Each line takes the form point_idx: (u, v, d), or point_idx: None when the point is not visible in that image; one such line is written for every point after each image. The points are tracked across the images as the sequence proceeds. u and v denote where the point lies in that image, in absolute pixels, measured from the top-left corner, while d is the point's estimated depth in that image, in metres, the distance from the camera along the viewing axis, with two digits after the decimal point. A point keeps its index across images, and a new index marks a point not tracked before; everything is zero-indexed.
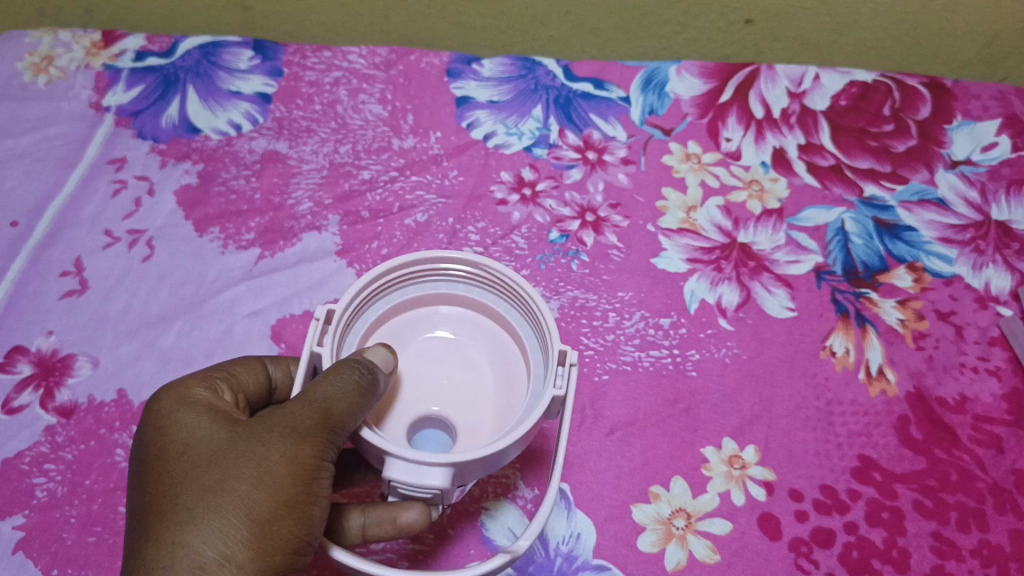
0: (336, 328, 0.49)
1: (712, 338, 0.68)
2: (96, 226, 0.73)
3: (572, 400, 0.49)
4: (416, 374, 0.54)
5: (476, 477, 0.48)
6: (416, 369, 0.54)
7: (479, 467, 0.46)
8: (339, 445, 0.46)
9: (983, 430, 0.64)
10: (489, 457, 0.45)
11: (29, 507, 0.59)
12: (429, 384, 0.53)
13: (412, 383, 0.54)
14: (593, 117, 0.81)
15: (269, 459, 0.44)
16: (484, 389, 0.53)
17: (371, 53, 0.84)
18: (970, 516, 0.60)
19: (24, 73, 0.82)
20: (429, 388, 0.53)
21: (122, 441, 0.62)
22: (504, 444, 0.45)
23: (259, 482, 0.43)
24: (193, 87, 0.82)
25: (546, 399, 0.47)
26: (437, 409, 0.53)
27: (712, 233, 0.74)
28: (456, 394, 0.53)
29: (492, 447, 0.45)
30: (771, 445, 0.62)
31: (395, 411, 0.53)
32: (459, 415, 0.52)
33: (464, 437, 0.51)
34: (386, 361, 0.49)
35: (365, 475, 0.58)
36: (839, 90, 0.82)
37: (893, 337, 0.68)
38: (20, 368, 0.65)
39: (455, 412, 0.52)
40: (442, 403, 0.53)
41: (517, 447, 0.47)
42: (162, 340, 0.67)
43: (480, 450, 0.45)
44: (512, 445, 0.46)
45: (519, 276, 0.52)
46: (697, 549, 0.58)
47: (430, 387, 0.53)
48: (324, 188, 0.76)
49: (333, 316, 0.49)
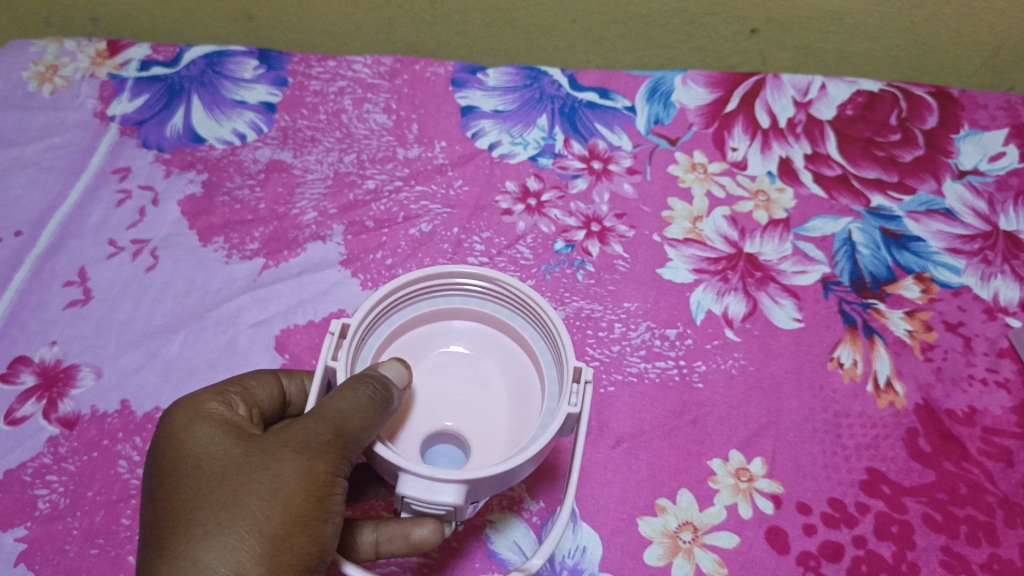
0: (351, 343, 0.49)
1: (719, 349, 0.67)
2: (101, 236, 0.73)
3: (586, 418, 0.48)
4: (429, 389, 0.54)
5: (489, 495, 0.48)
6: (429, 383, 0.54)
7: (492, 484, 0.46)
8: (352, 461, 0.46)
9: (992, 442, 0.63)
10: (503, 474, 0.45)
11: (31, 518, 0.59)
12: (442, 399, 0.53)
13: (425, 397, 0.53)
14: (599, 126, 0.81)
15: (283, 474, 0.43)
16: (498, 404, 0.53)
17: (375, 63, 0.84)
18: (980, 530, 0.59)
19: (29, 83, 0.82)
20: (442, 403, 0.53)
21: (125, 452, 0.62)
22: (517, 461, 0.45)
23: (272, 497, 0.42)
24: (198, 96, 0.82)
25: (560, 417, 0.47)
26: (451, 424, 0.52)
27: (718, 243, 0.73)
28: (470, 409, 0.53)
29: (504, 465, 0.44)
30: (778, 457, 0.62)
31: (407, 426, 0.52)
32: (474, 431, 0.52)
33: (478, 453, 0.51)
34: (399, 376, 0.48)
35: (377, 490, 0.57)
36: (846, 100, 0.81)
37: (901, 348, 0.67)
38: (23, 378, 0.65)
39: (470, 427, 0.52)
40: (456, 418, 0.52)
41: (530, 464, 0.47)
42: (165, 351, 0.67)
43: (493, 467, 0.44)
44: (525, 463, 0.45)
45: (534, 291, 0.52)
46: (704, 563, 0.57)
47: (443, 402, 0.53)
48: (328, 198, 0.76)
49: (348, 331, 0.49)
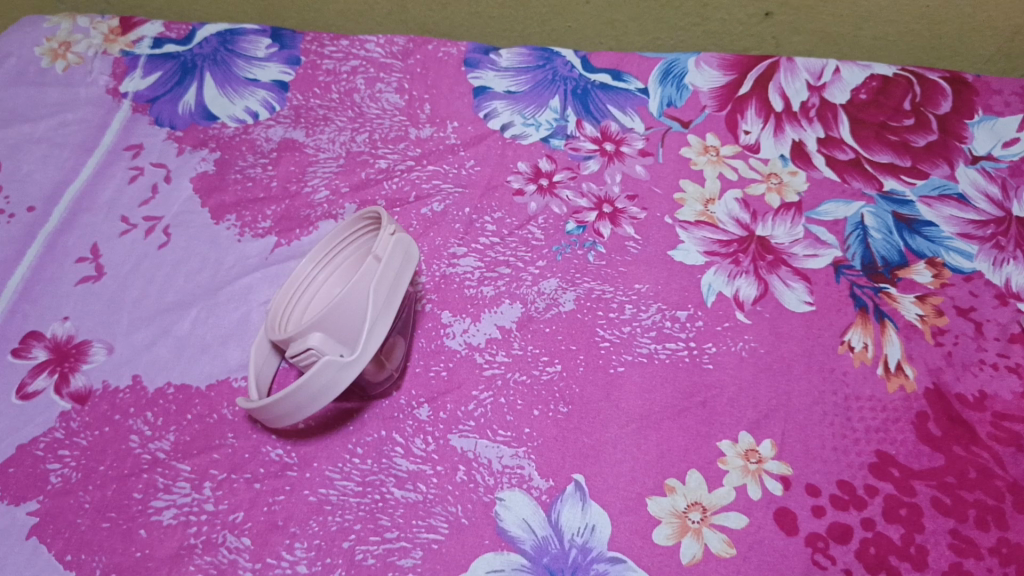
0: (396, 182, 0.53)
1: (729, 331, 0.66)
2: (113, 213, 0.75)
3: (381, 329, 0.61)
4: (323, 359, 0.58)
5: (379, 295, 0.61)
6: (306, 383, 0.57)
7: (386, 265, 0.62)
8: (394, 373, 0.64)
9: (1003, 427, 0.61)
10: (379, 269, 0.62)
11: (43, 492, 0.59)
12: (394, 297, 0.62)
13: (327, 359, 0.58)
14: (611, 109, 0.82)
15: None
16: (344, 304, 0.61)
17: (388, 43, 0.87)
18: (989, 515, 0.57)
19: (43, 59, 0.87)
20: (393, 301, 0.62)
21: (136, 427, 0.62)
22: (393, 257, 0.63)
23: None
24: (210, 74, 0.85)
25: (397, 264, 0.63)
26: (384, 259, 0.62)
27: (730, 226, 0.73)
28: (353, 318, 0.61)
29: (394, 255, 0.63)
30: (788, 439, 0.61)
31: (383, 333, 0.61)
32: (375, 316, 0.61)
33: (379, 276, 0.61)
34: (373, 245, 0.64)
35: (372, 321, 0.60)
36: (859, 84, 0.83)
37: (912, 332, 0.66)
38: (35, 353, 0.66)
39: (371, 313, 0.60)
40: (375, 318, 0.61)
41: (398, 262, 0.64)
42: (177, 327, 0.67)
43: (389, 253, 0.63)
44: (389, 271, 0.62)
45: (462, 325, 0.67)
46: (712, 542, 0.56)
47: (387, 299, 0.62)
48: (340, 176, 0.76)
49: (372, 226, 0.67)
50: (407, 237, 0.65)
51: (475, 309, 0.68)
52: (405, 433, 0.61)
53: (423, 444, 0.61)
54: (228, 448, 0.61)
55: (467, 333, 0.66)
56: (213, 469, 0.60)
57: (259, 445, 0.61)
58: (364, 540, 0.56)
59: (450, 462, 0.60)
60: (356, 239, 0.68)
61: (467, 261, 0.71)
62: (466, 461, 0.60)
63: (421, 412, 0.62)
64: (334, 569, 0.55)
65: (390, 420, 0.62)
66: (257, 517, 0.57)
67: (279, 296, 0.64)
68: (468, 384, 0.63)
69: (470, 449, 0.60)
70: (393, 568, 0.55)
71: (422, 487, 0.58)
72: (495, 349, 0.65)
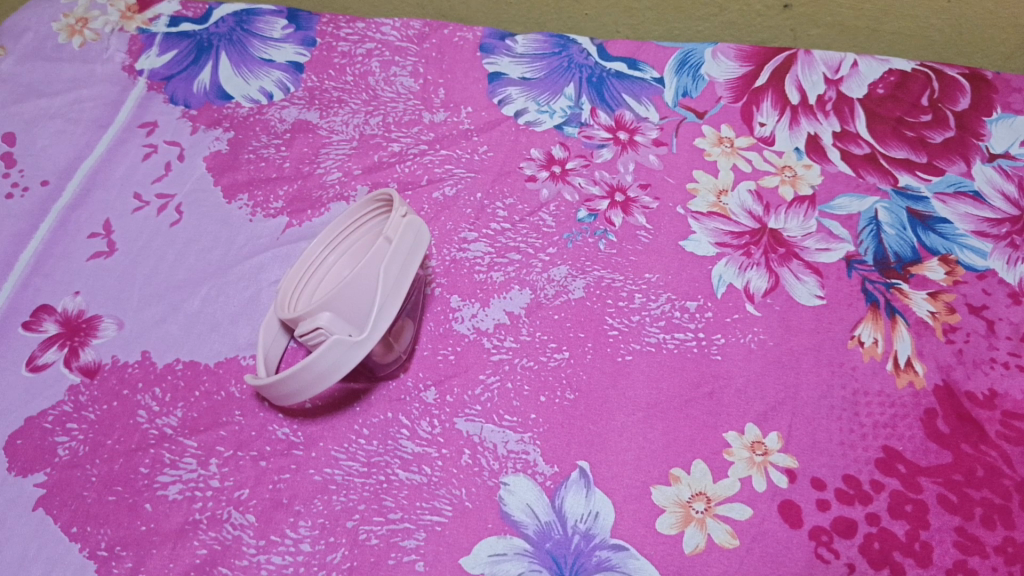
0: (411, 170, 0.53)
1: (738, 323, 0.66)
2: (127, 190, 0.75)
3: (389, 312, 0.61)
4: (332, 338, 0.58)
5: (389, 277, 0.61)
6: (313, 362, 0.57)
7: (399, 246, 0.62)
8: (402, 355, 0.64)
9: (1012, 426, 0.61)
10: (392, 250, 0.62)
11: (51, 464, 0.60)
12: (405, 279, 0.62)
13: (336, 339, 0.58)
14: (626, 98, 0.82)
15: None
16: (354, 285, 0.61)
17: (405, 27, 0.87)
18: (995, 513, 0.57)
19: (60, 35, 0.87)
20: (403, 282, 0.62)
21: (144, 402, 0.62)
22: (405, 238, 0.63)
23: None
24: (226, 53, 0.85)
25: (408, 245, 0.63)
26: (397, 241, 0.62)
27: (742, 218, 0.72)
28: (363, 299, 0.61)
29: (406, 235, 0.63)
30: (795, 432, 0.60)
31: (392, 314, 0.61)
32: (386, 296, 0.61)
33: (389, 257, 0.61)
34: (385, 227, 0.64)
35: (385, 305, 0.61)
36: (877, 79, 0.82)
37: (923, 329, 0.65)
38: (46, 326, 0.67)
39: (380, 295, 0.60)
40: (386, 299, 0.60)
41: (410, 245, 0.64)
42: (188, 304, 0.67)
43: (402, 233, 0.63)
44: (398, 253, 0.62)
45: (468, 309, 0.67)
46: (716, 533, 0.56)
47: (396, 281, 0.62)
48: (352, 159, 0.76)
49: (388, 205, 0.67)
50: (420, 218, 0.65)
51: (484, 294, 0.67)
52: (411, 415, 0.61)
53: (429, 427, 0.61)
54: (235, 426, 0.61)
55: (476, 318, 0.66)
56: (220, 446, 0.60)
57: (265, 423, 0.61)
58: (368, 520, 0.56)
59: (455, 445, 0.59)
60: (368, 220, 0.68)
61: (478, 246, 0.70)
62: (471, 445, 0.60)
63: (428, 394, 0.62)
64: (337, 548, 0.55)
65: (396, 402, 0.62)
66: (262, 495, 0.58)
67: (289, 276, 0.64)
68: (475, 368, 0.63)
69: (475, 433, 0.60)
70: (397, 549, 0.55)
71: (427, 469, 0.58)
72: (503, 334, 0.65)
